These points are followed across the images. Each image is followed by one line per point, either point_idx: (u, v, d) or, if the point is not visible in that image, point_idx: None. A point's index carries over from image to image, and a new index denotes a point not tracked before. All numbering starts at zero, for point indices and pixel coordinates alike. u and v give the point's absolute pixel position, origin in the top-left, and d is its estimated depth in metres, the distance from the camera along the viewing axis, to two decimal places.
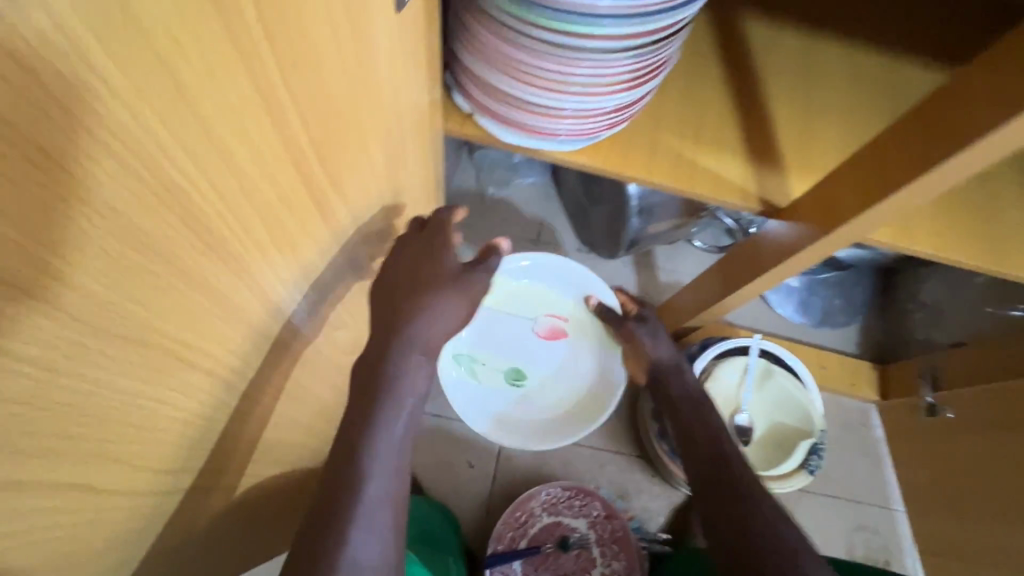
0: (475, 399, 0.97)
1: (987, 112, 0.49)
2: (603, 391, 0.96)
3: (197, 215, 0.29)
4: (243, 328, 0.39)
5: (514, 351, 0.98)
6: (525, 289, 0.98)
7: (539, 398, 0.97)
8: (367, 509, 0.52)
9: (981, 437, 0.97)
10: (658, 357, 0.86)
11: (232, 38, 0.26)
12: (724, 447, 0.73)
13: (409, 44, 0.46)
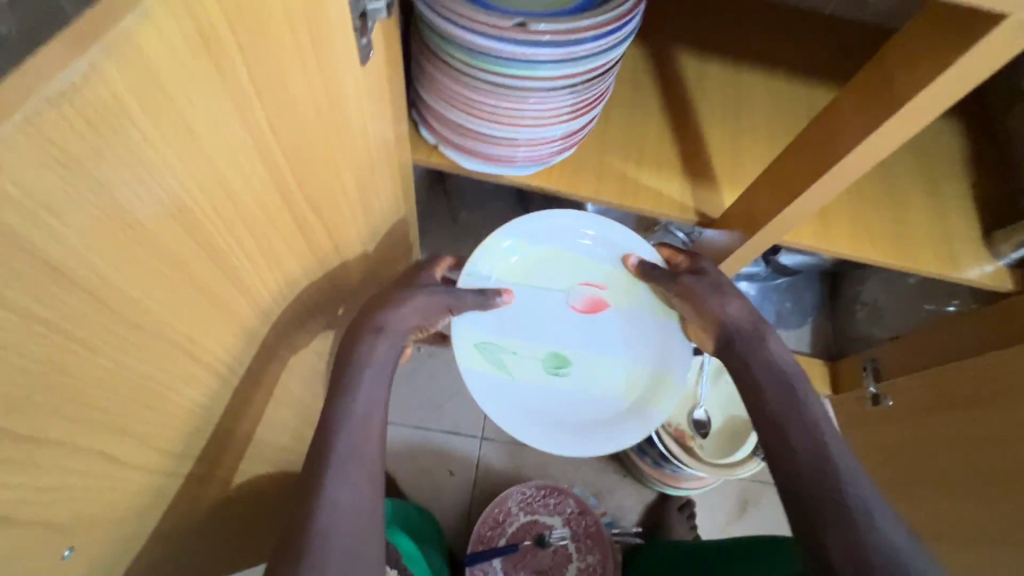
0: (511, 398, 0.76)
1: (852, 132, 0.57)
2: (667, 369, 0.76)
3: (203, 234, 0.37)
4: (237, 330, 0.47)
5: (548, 332, 0.77)
6: (549, 255, 0.78)
7: (591, 388, 0.77)
8: (339, 464, 0.58)
9: (906, 417, 1.05)
10: (726, 317, 0.68)
11: (232, 99, 0.35)
12: (823, 431, 0.58)
13: (375, 88, 0.55)
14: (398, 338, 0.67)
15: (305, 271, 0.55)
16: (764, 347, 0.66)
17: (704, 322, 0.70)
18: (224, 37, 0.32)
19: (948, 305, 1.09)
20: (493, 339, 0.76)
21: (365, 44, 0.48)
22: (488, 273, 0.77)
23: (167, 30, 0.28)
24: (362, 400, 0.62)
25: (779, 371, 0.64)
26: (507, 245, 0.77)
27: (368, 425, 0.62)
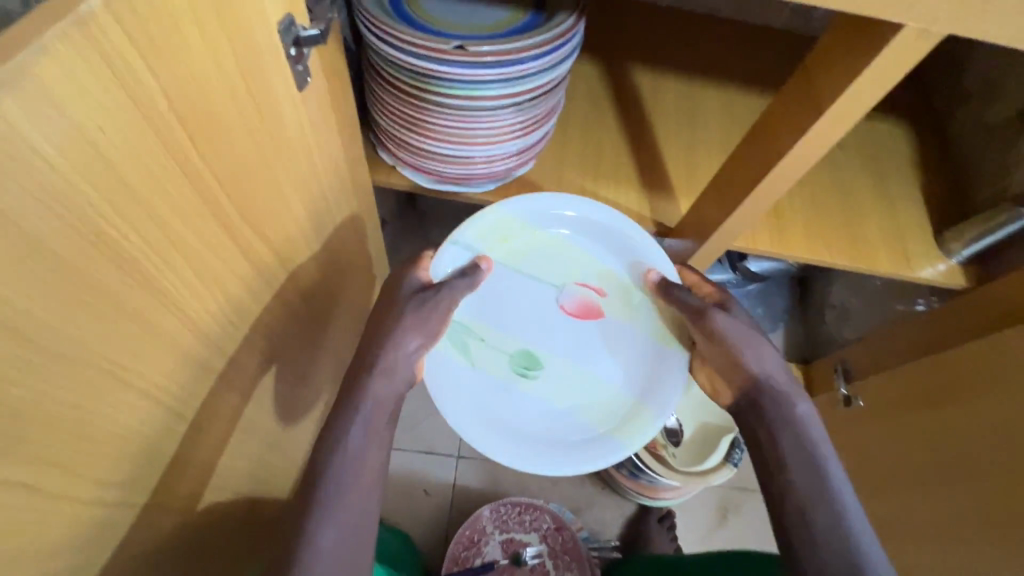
0: (461, 386, 0.71)
1: (785, 134, 0.59)
2: (646, 403, 0.72)
3: (130, 260, 0.37)
4: (179, 356, 0.47)
5: (527, 325, 0.75)
6: (548, 247, 0.77)
7: (553, 395, 0.73)
8: (331, 501, 0.57)
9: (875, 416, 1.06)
10: (758, 369, 0.64)
11: (151, 126, 0.35)
12: (832, 482, 0.59)
13: (316, 110, 0.56)
14: (407, 364, 0.63)
15: (252, 294, 0.56)
16: (794, 412, 0.63)
17: (733, 373, 0.66)
18: (137, 68, 0.33)
19: (917, 303, 1.10)
20: (464, 320, 0.74)
21: (302, 70, 0.50)
22: (477, 251, 0.74)
23: (71, 64, 0.29)
24: (361, 429, 0.60)
25: (808, 441, 0.61)
26: (499, 222, 0.75)
27: (365, 457, 0.59)
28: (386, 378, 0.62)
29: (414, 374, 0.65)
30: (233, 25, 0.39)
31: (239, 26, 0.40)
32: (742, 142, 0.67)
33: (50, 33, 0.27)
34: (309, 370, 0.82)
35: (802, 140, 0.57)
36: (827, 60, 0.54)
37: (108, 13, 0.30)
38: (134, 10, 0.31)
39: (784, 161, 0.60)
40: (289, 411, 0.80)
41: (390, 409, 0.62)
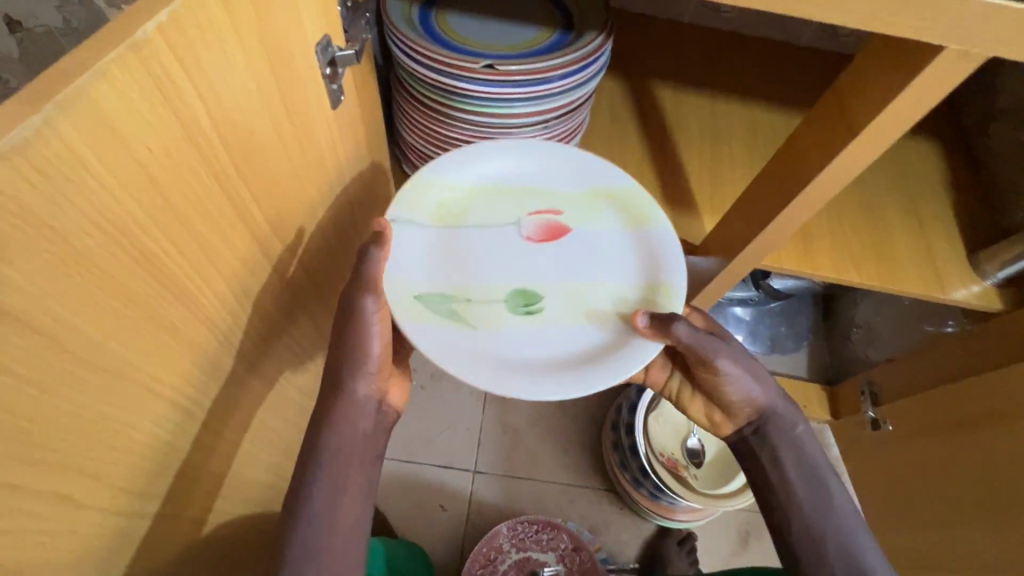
0: (475, 351, 0.58)
1: (814, 157, 0.59)
2: (657, 277, 0.62)
3: (166, 273, 0.38)
4: (208, 368, 0.47)
5: (507, 265, 0.64)
6: (492, 187, 0.67)
7: (573, 316, 0.61)
8: (303, 554, 0.54)
9: (907, 441, 1.02)
10: (761, 398, 0.65)
11: (194, 143, 0.36)
12: (833, 500, 0.62)
13: (346, 126, 0.57)
14: (363, 408, 0.61)
15: (275, 304, 0.56)
16: (795, 433, 0.65)
17: (737, 408, 0.66)
18: (183, 87, 0.33)
19: (948, 324, 1.07)
20: (437, 291, 0.62)
21: (336, 88, 0.51)
22: (418, 225, 0.64)
23: (123, 85, 0.29)
24: (330, 484, 0.57)
25: (810, 465, 0.64)
26: (428, 188, 0.65)
27: (335, 510, 0.57)
28: (344, 425, 0.59)
29: (367, 422, 0.61)
30: (273, 46, 0.40)
31: (279, 47, 0.41)
32: (769, 163, 0.66)
33: (107, 57, 0.28)
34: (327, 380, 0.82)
35: (832, 163, 0.56)
36: (862, 82, 0.53)
37: (158, 36, 0.30)
38: (183, 33, 0.32)
39: (814, 183, 0.59)
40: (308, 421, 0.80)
41: (352, 459, 0.59)
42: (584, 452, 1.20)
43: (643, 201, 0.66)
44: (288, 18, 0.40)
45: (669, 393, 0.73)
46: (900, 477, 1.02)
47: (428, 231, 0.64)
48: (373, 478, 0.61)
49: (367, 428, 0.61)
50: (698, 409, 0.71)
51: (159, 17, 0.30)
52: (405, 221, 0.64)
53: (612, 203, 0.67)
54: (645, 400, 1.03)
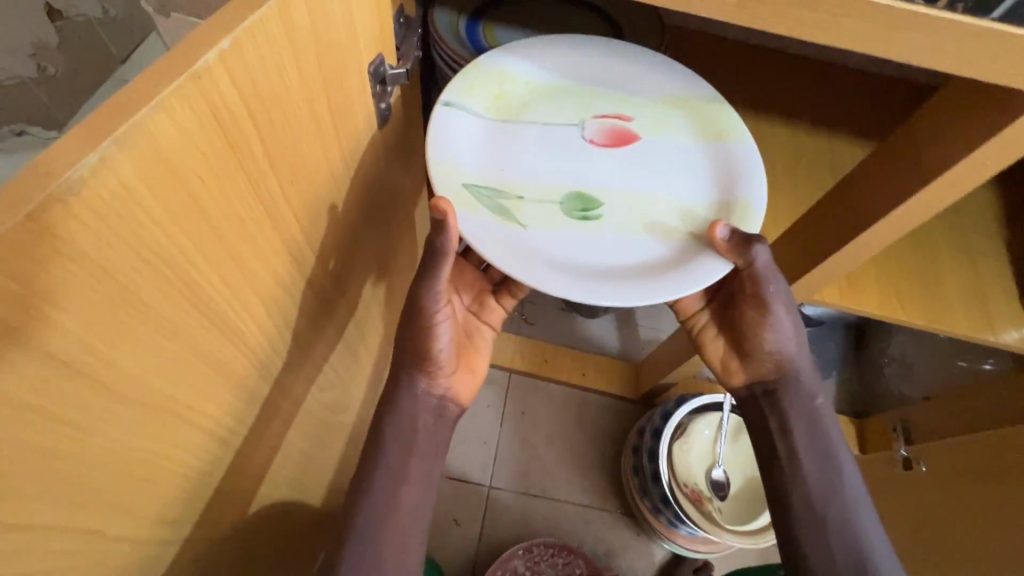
0: (522, 247, 0.53)
1: (881, 196, 0.55)
2: (732, 197, 0.58)
3: (209, 302, 0.36)
4: (243, 394, 0.46)
5: (565, 167, 0.60)
6: (554, 94, 0.63)
7: (631, 228, 0.57)
8: (364, 526, 0.60)
9: (933, 483, 0.98)
10: (791, 358, 0.65)
11: (245, 170, 0.34)
12: (841, 474, 0.64)
13: (387, 141, 0.55)
14: (428, 402, 0.65)
15: (311, 325, 0.55)
16: (815, 407, 0.65)
17: (759, 359, 0.66)
18: (239, 114, 0.32)
19: (985, 363, 1.02)
20: (487, 183, 0.57)
21: (384, 107, 0.49)
22: (474, 114, 0.60)
23: (181, 117, 0.28)
24: (390, 474, 0.62)
25: (825, 441, 0.65)
26: (491, 76, 0.62)
27: (397, 489, 0.62)
28: (405, 414, 0.64)
29: (431, 415, 0.66)
30: (329, 68, 0.38)
31: (335, 69, 0.39)
32: (826, 197, 0.63)
33: (167, 89, 0.27)
34: (354, 395, 0.81)
35: (903, 204, 0.53)
36: (940, 124, 0.50)
37: (218, 64, 0.29)
38: (244, 60, 0.30)
39: (879, 223, 0.56)
40: (332, 435, 0.79)
41: (412, 448, 0.64)
42: (602, 473, 1.18)
43: (721, 116, 0.63)
44: (345, 40, 0.39)
45: (691, 325, 0.73)
46: (927, 521, 0.96)
47: (484, 123, 0.60)
48: (433, 471, 0.65)
49: (429, 420, 0.65)
50: (716, 351, 0.71)
51: (221, 45, 0.28)
52: (462, 107, 0.59)
53: (686, 116, 0.63)
54: (671, 427, 1.01)
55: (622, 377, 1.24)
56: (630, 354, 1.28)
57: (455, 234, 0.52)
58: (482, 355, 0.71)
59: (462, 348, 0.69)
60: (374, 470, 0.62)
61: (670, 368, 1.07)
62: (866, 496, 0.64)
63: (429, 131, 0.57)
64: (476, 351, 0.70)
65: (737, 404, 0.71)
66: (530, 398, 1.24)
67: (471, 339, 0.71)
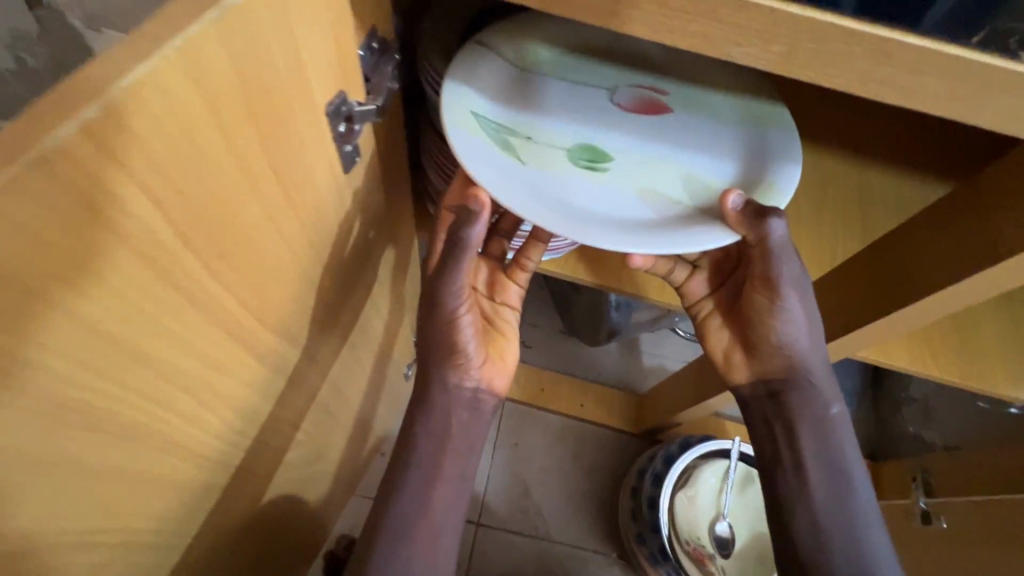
0: (517, 182, 0.48)
1: (951, 260, 0.46)
2: (761, 169, 0.53)
3: (101, 416, 0.29)
4: (165, 492, 0.39)
5: (584, 119, 0.55)
6: (588, 54, 0.59)
7: (637, 187, 0.52)
8: (395, 536, 0.57)
9: (948, 544, 0.90)
10: (803, 355, 0.56)
11: (145, 258, 0.27)
12: (854, 489, 0.57)
13: (360, 184, 0.47)
14: (464, 398, 0.60)
15: (267, 398, 0.47)
16: (827, 415, 0.58)
17: (766, 354, 0.58)
18: (129, 194, 0.24)
19: (1011, 407, 0.93)
20: (496, 116, 0.52)
21: (350, 149, 0.41)
22: (501, 51, 0.56)
23: (19, 214, 0.20)
24: (424, 471, 0.59)
25: (837, 450, 0.57)
26: (527, 23, 0.58)
27: (429, 498, 0.58)
28: (438, 414, 0.59)
29: (464, 410, 0.60)
30: (268, 119, 0.31)
31: (277, 119, 0.32)
32: (879, 249, 0.54)
33: None
34: (331, 445, 0.74)
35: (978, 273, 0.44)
36: (1017, 178, 0.43)
37: (82, 140, 0.21)
38: (129, 129, 0.23)
39: (942, 290, 0.46)
40: (302, 489, 0.72)
41: (446, 445, 0.59)
42: (598, 513, 1.10)
43: (761, 104, 0.57)
44: (287, 84, 0.31)
45: (694, 312, 0.64)
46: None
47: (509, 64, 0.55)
48: (467, 469, 0.61)
49: (464, 416, 0.60)
50: (718, 342, 0.62)
51: (83, 113, 0.21)
52: (491, 45, 0.55)
53: (730, 98, 0.58)
54: (675, 474, 0.95)
55: (622, 410, 1.17)
56: (632, 385, 1.20)
57: (486, 225, 0.47)
58: (512, 340, 0.64)
59: (487, 336, 0.62)
60: (405, 479, 0.58)
61: (676, 410, 0.99)
62: (877, 513, 0.57)
63: (461, 54, 0.54)
64: (503, 337, 0.63)
65: (738, 401, 0.62)
66: (525, 429, 1.16)
67: (495, 324, 0.64)
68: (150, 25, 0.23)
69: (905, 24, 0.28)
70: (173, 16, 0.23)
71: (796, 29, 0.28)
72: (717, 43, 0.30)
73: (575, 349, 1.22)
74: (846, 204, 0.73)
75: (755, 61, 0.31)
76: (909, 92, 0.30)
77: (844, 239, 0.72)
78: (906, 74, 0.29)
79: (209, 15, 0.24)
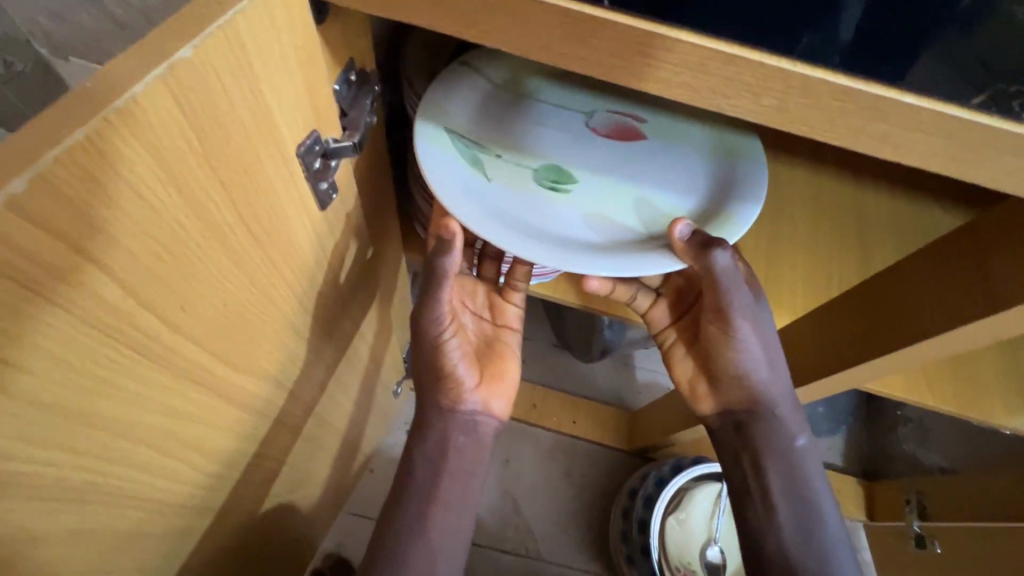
0: (478, 198, 0.47)
1: (960, 303, 0.44)
2: (727, 197, 0.51)
3: (54, 483, 0.28)
4: (134, 543, 0.37)
5: (556, 138, 0.54)
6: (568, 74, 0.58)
7: (600, 210, 0.50)
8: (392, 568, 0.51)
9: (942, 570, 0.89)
10: (763, 386, 0.54)
11: (96, 325, 0.25)
12: (823, 528, 0.53)
13: (342, 218, 0.45)
14: (461, 422, 0.55)
15: (247, 438, 0.46)
16: (792, 447, 0.55)
17: (728, 384, 0.56)
18: (69, 265, 0.23)
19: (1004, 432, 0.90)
20: (469, 133, 0.51)
21: (325, 187, 0.39)
22: (482, 68, 0.55)
23: None
24: (420, 493, 0.54)
25: (802, 486, 0.54)
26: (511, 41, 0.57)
27: (426, 526, 0.53)
28: (433, 439, 0.55)
29: (462, 435, 0.55)
30: (231, 169, 0.29)
31: (241, 167, 0.30)
32: (887, 284, 0.53)
33: None
34: (316, 471, 0.72)
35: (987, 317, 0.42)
36: None
37: (7, 215, 0.19)
38: (65, 198, 0.21)
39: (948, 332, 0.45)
40: (286, 516, 0.70)
41: (442, 467, 0.55)
42: (589, 532, 1.09)
43: (735, 134, 0.55)
44: (252, 132, 0.30)
45: (661, 341, 0.62)
46: None
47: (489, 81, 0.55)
48: (467, 492, 0.55)
49: (461, 439, 0.55)
50: (684, 371, 0.60)
51: (9, 189, 0.19)
52: (472, 62, 0.54)
53: (708, 125, 0.56)
54: (667, 496, 0.94)
55: (615, 427, 1.15)
56: (625, 401, 1.19)
57: (458, 256, 0.46)
58: (511, 358, 0.60)
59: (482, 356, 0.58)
60: (401, 506, 0.53)
61: (669, 432, 0.97)
62: (851, 558, 0.53)
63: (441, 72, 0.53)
64: (502, 357, 0.59)
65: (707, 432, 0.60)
66: (516, 445, 1.14)
67: (493, 346, 0.59)
68: (90, 86, 0.22)
69: (900, 82, 0.28)
70: (121, 73, 0.22)
71: (784, 85, 0.28)
72: (704, 94, 0.30)
73: (569, 364, 1.21)
74: (842, 228, 0.71)
75: (744, 113, 0.31)
76: (900, 149, 0.30)
77: (843, 265, 0.70)
78: (899, 131, 0.29)
79: (152, 73, 0.22)
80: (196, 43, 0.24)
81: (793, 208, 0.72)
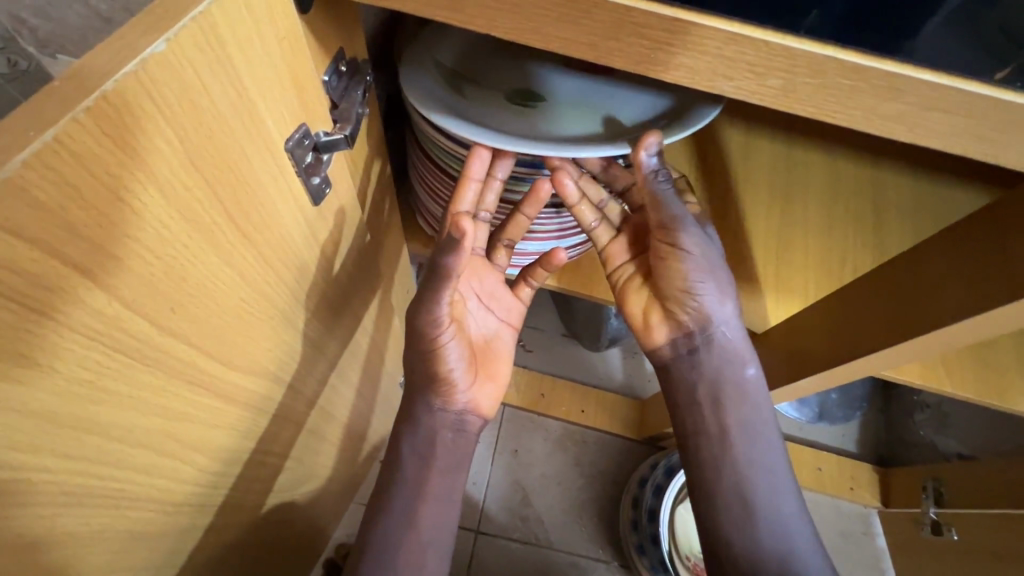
0: (446, 106, 0.47)
1: (979, 290, 0.43)
2: (692, 106, 0.49)
3: (46, 488, 0.27)
4: (137, 541, 0.37)
5: (531, 65, 0.53)
6: None
7: (567, 123, 0.49)
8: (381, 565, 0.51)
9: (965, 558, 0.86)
10: (711, 305, 0.51)
11: (78, 329, 0.25)
12: (796, 511, 0.52)
13: (336, 210, 0.44)
14: (443, 414, 0.54)
15: (247, 435, 0.46)
16: (742, 378, 0.52)
17: (678, 304, 0.52)
18: (44, 270, 0.22)
19: None
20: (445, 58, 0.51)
21: (318, 181, 0.39)
22: None
23: None
24: (409, 490, 0.53)
25: (761, 454, 0.52)
26: None
27: (414, 519, 0.53)
28: (420, 435, 0.54)
29: (443, 426, 0.54)
30: (214, 165, 0.28)
31: (224, 162, 0.29)
32: (902, 271, 0.51)
33: None
34: (322, 462, 0.72)
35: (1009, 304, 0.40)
36: None
37: None
38: (38, 203, 0.21)
39: (967, 320, 0.43)
40: (292, 506, 0.70)
41: (430, 463, 0.54)
42: (596, 519, 1.09)
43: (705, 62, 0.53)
44: (236, 125, 0.29)
45: (615, 279, 0.58)
46: None
47: None
48: (455, 488, 0.55)
49: (449, 436, 0.54)
50: (638, 302, 0.56)
51: None
52: None
53: None
54: (677, 485, 0.95)
55: (624, 416, 1.14)
56: (633, 389, 1.18)
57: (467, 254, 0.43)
58: (504, 359, 0.59)
59: (477, 354, 0.57)
60: (392, 502, 0.53)
61: None
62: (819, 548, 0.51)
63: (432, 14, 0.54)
64: (493, 357, 0.58)
65: (657, 368, 0.56)
66: (524, 434, 1.14)
67: (486, 343, 0.59)
68: (58, 85, 0.21)
69: (913, 57, 0.26)
70: (94, 68, 0.21)
71: (791, 64, 0.27)
72: (704, 75, 0.29)
73: (576, 351, 1.20)
74: (856, 211, 0.69)
75: (745, 94, 0.30)
76: (913, 126, 0.29)
77: (859, 248, 0.67)
78: (916, 110, 0.28)
79: (124, 68, 0.22)
80: (170, 36, 0.23)
81: (803, 192, 0.70)
